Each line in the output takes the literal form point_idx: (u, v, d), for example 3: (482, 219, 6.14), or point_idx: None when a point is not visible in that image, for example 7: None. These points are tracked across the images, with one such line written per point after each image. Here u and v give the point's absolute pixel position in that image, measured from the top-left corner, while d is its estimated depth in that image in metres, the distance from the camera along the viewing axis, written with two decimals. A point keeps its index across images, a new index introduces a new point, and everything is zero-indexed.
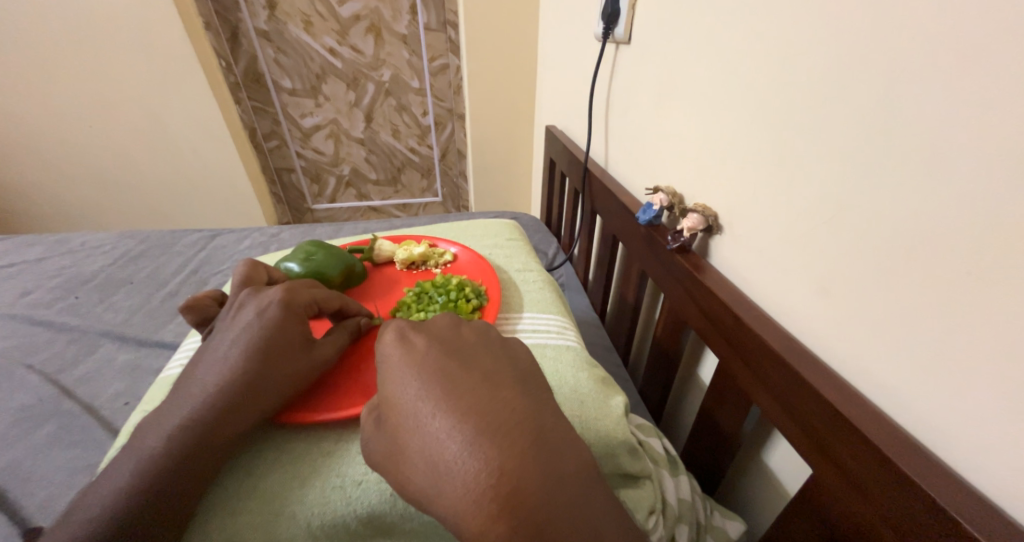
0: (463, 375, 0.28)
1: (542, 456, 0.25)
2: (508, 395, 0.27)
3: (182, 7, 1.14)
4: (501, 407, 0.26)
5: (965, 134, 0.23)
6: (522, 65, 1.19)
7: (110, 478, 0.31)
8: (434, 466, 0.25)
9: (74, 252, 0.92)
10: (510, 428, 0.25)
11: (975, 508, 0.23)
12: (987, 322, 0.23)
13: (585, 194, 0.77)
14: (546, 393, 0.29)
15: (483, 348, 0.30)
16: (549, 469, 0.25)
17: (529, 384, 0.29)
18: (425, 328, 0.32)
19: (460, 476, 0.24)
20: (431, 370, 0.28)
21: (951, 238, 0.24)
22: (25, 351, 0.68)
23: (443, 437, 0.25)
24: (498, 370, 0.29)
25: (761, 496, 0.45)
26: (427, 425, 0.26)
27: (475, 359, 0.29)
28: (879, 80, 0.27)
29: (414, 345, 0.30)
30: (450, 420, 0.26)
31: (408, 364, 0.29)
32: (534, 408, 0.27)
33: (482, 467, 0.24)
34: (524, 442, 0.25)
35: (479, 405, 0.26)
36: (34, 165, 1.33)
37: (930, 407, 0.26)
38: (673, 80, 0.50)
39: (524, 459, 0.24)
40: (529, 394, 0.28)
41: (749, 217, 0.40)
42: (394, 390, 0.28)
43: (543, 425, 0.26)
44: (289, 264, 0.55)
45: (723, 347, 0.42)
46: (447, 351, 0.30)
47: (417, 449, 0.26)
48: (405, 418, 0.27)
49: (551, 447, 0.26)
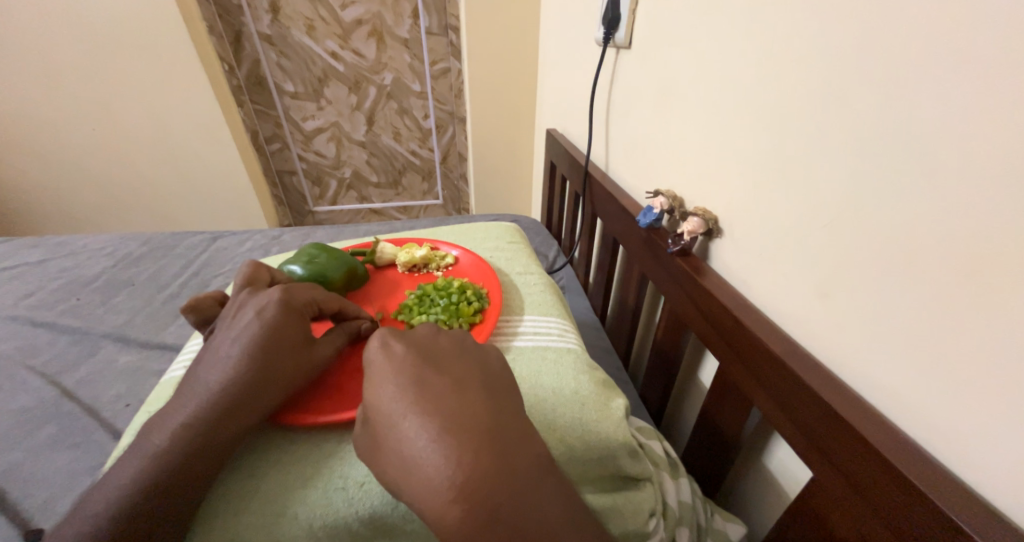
0: (437, 380, 0.28)
1: (505, 464, 0.25)
2: (478, 402, 0.27)
3: (186, 11, 1.15)
4: (471, 413, 0.26)
5: (961, 140, 0.23)
6: (523, 69, 1.20)
7: (116, 476, 0.32)
8: (405, 467, 0.25)
9: (76, 254, 0.92)
10: (477, 434, 0.25)
11: (977, 510, 0.23)
12: (984, 324, 0.23)
13: (586, 197, 0.77)
14: (516, 401, 0.30)
15: (459, 355, 0.31)
16: (510, 476, 0.25)
17: (500, 391, 0.29)
18: (407, 333, 0.32)
19: (427, 481, 0.24)
20: (406, 374, 0.28)
21: (950, 242, 0.24)
22: (27, 352, 0.68)
23: (413, 441, 0.25)
24: (471, 377, 0.29)
25: (762, 500, 0.45)
26: (399, 428, 0.26)
27: (451, 364, 0.30)
28: (877, 86, 0.27)
29: (393, 350, 0.30)
30: (421, 424, 0.26)
31: (386, 368, 0.29)
32: (499, 415, 0.27)
33: (448, 472, 0.24)
34: (489, 449, 0.25)
35: (450, 411, 0.26)
36: (38, 167, 1.34)
37: (930, 411, 0.26)
38: (674, 85, 0.50)
39: (488, 467, 0.25)
40: (499, 402, 0.28)
41: (749, 221, 0.40)
42: (373, 391, 0.28)
43: (509, 434, 0.27)
44: (291, 266, 0.55)
45: (724, 350, 0.42)
46: (425, 356, 0.30)
47: (390, 451, 0.26)
48: (381, 419, 0.27)
49: (512, 454, 0.26)
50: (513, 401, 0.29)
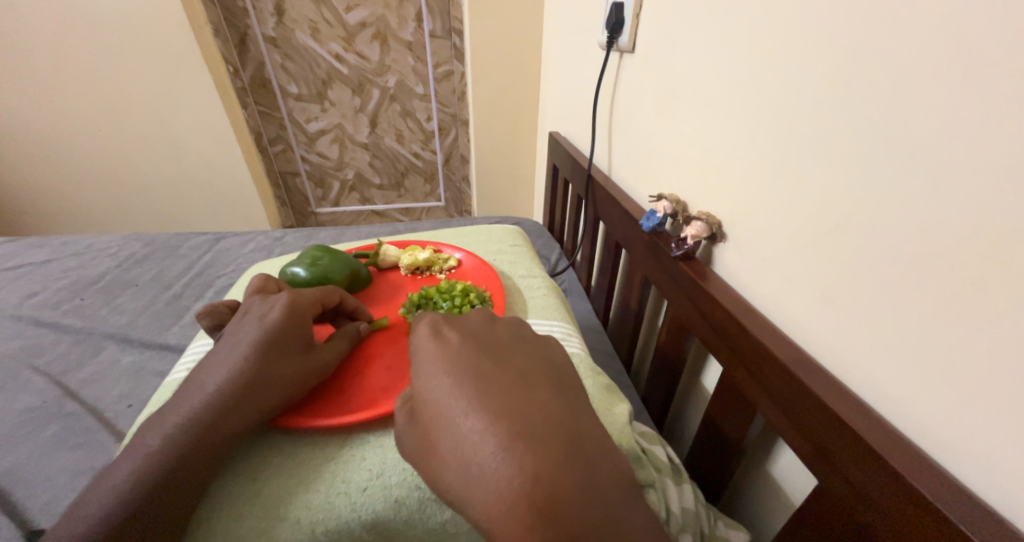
0: (494, 371, 0.29)
1: (575, 462, 0.25)
2: (540, 393, 0.28)
3: (192, 13, 1.16)
4: (534, 402, 0.27)
5: (970, 146, 0.23)
6: (526, 71, 1.20)
7: (111, 476, 0.32)
8: (467, 465, 0.25)
9: (80, 254, 0.93)
10: (543, 422, 0.26)
11: (980, 515, 0.23)
12: (990, 333, 0.23)
13: (588, 200, 0.77)
14: (575, 391, 0.30)
15: (513, 348, 0.32)
16: (581, 475, 0.24)
17: (559, 383, 0.30)
18: (459, 327, 0.34)
19: (492, 468, 0.24)
20: (464, 367, 0.29)
21: (956, 250, 0.24)
22: (30, 352, 0.68)
23: (476, 425, 0.26)
24: (532, 370, 0.30)
25: (767, 506, 0.44)
26: (460, 421, 0.26)
27: (508, 360, 0.30)
28: (885, 93, 0.27)
29: (448, 341, 0.32)
30: (484, 410, 0.26)
31: (443, 356, 0.30)
32: (565, 411, 0.27)
33: (514, 460, 0.24)
34: (554, 438, 0.25)
35: (514, 400, 0.27)
36: (42, 167, 1.34)
37: (935, 418, 0.26)
38: (677, 90, 0.50)
39: (556, 461, 0.24)
40: (557, 392, 0.29)
41: (752, 226, 0.40)
42: (428, 385, 0.29)
43: (574, 424, 0.27)
44: (295, 268, 0.55)
45: (726, 354, 0.42)
46: (479, 347, 0.31)
47: (450, 444, 0.26)
48: (439, 413, 0.27)
49: (583, 452, 0.26)
50: (573, 393, 0.30)
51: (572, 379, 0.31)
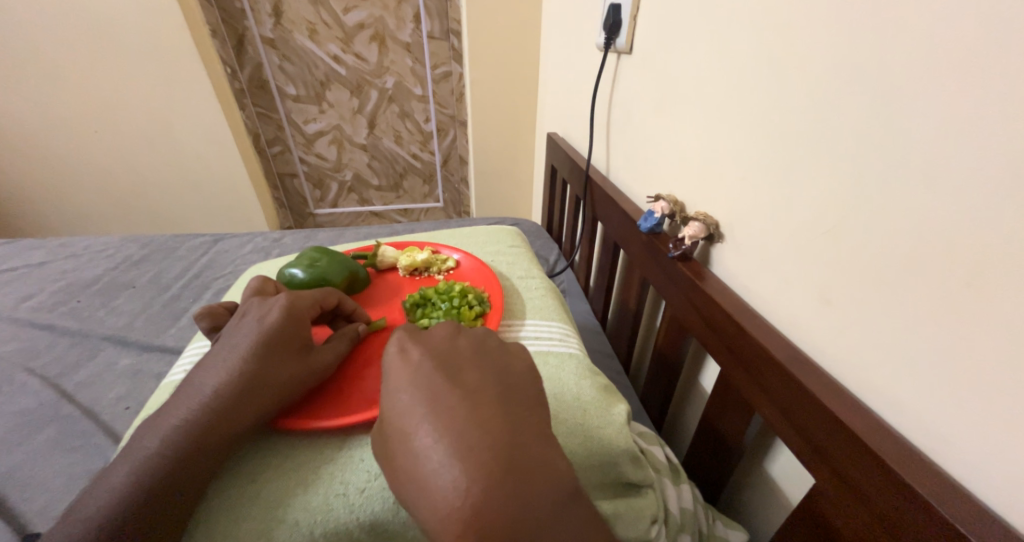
0: (447, 391, 0.28)
1: (511, 486, 0.24)
2: (489, 416, 0.26)
3: (190, 15, 1.16)
4: (479, 428, 0.26)
5: (966, 146, 0.23)
6: (524, 72, 1.20)
7: (109, 478, 0.32)
8: (414, 480, 0.26)
9: (77, 256, 0.92)
10: (485, 450, 0.25)
11: (976, 514, 0.23)
12: (986, 332, 0.23)
13: (586, 201, 0.77)
14: (531, 410, 0.28)
15: (475, 361, 0.30)
16: (517, 498, 0.24)
17: (514, 400, 0.28)
18: (423, 338, 0.32)
19: (436, 496, 0.24)
20: (419, 381, 0.28)
21: (952, 249, 0.24)
22: (27, 355, 0.68)
23: (424, 449, 0.26)
24: (488, 388, 0.28)
25: (765, 506, 0.44)
26: (409, 437, 0.26)
27: (464, 373, 0.29)
28: (880, 94, 0.27)
29: (409, 355, 0.31)
30: (433, 435, 0.26)
31: (401, 374, 0.29)
32: (512, 430, 0.26)
33: (456, 488, 0.24)
34: (496, 467, 0.24)
35: (460, 424, 0.26)
36: (40, 169, 1.34)
37: (932, 417, 0.26)
38: (674, 92, 0.50)
39: (490, 485, 0.24)
40: (509, 413, 0.27)
41: (749, 226, 0.40)
42: (387, 398, 0.29)
43: (520, 449, 0.25)
44: (292, 270, 0.55)
45: (724, 354, 0.42)
46: (441, 362, 0.30)
47: (402, 458, 0.27)
48: (394, 427, 0.28)
49: (523, 474, 0.25)
50: (528, 411, 0.28)
51: (537, 393, 0.30)
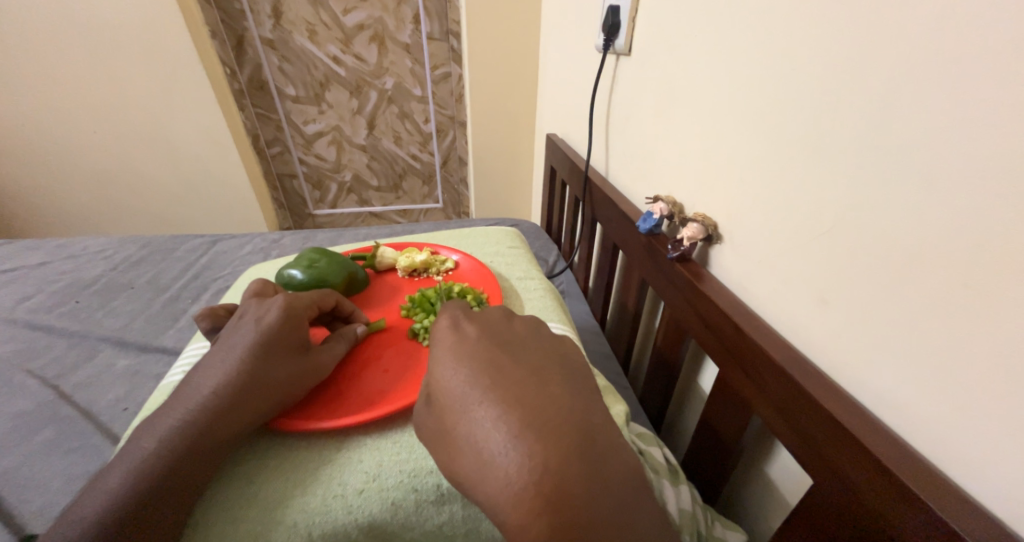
0: (508, 364, 0.29)
1: (587, 453, 0.25)
2: (550, 387, 0.28)
3: (190, 16, 1.16)
4: (542, 395, 0.27)
5: (966, 147, 0.23)
6: (524, 73, 1.20)
7: (105, 480, 0.31)
8: (480, 450, 0.26)
9: (76, 257, 0.92)
10: (557, 417, 0.26)
11: (972, 514, 0.23)
12: (984, 334, 0.23)
13: (585, 202, 0.77)
14: (586, 386, 0.30)
15: (530, 343, 0.32)
16: (591, 465, 0.25)
17: (570, 376, 0.30)
18: (479, 320, 0.34)
19: (498, 454, 0.25)
20: (482, 357, 0.30)
21: (950, 250, 0.24)
22: (25, 355, 0.68)
23: (484, 412, 0.27)
24: (547, 365, 0.30)
25: (763, 506, 0.44)
26: (476, 407, 0.27)
27: (524, 353, 0.31)
28: (879, 96, 0.27)
29: (466, 334, 0.32)
30: (494, 398, 0.27)
31: (463, 349, 0.31)
32: (580, 403, 0.28)
33: (518, 447, 0.25)
34: (560, 429, 0.25)
35: (528, 396, 0.27)
36: (38, 169, 1.34)
37: (930, 418, 0.26)
38: (673, 93, 0.50)
39: (568, 450, 0.25)
40: (568, 385, 0.29)
41: (748, 228, 0.40)
42: (446, 373, 0.30)
43: (582, 416, 0.27)
44: (291, 271, 0.55)
45: (723, 355, 0.42)
46: (497, 341, 0.32)
47: (465, 430, 0.27)
48: (456, 399, 0.28)
49: (596, 443, 0.26)
50: (584, 388, 0.30)
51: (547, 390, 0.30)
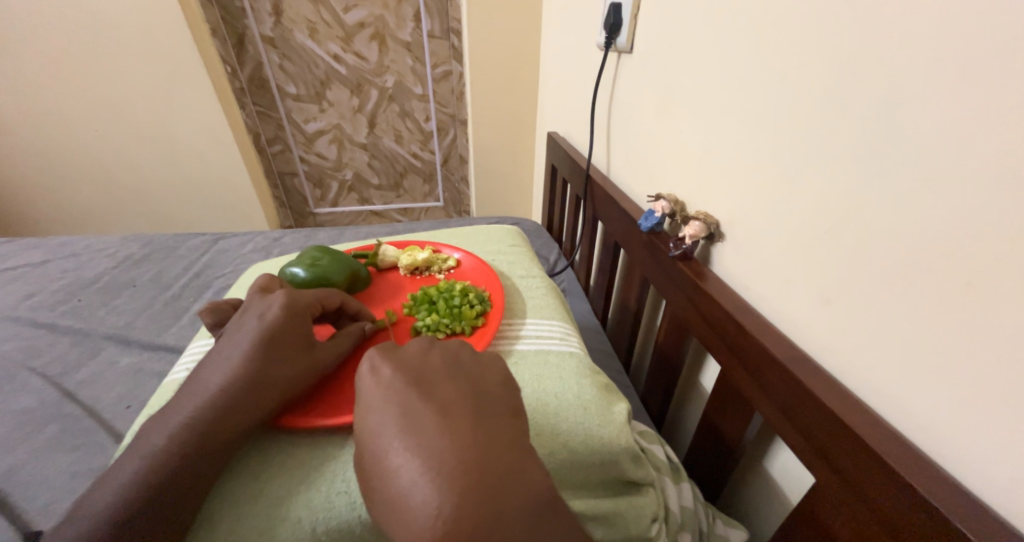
0: (421, 406, 0.26)
1: (490, 498, 0.23)
2: (462, 425, 0.25)
3: (191, 15, 1.16)
4: (451, 438, 0.24)
5: (969, 143, 0.23)
6: (525, 72, 1.20)
7: (116, 475, 0.32)
8: (392, 503, 0.24)
9: (78, 255, 0.92)
10: (461, 461, 0.23)
11: (978, 513, 0.23)
12: (985, 330, 0.23)
13: (586, 200, 0.77)
14: (506, 418, 0.27)
15: (448, 375, 0.29)
16: (496, 511, 0.23)
17: (487, 411, 0.27)
18: (395, 354, 0.30)
19: (411, 512, 0.23)
20: (391, 399, 0.27)
21: (951, 246, 0.24)
22: (28, 353, 0.68)
23: (398, 466, 0.24)
24: (460, 396, 0.27)
25: (765, 505, 0.44)
26: (385, 459, 0.25)
27: (438, 388, 0.28)
28: (881, 95, 0.27)
29: (380, 374, 0.29)
30: (406, 451, 0.25)
31: (372, 392, 0.28)
32: (489, 441, 0.25)
33: (431, 500, 0.23)
34: (472, 478, 0.23)
35: (434, 439, 0.25)
36: (39, 167, 1.34)
37: (932, 415, 0.26)
38: (675, 90, 0.50)
39: (468, 497, 0.22)
40: (485, 421, 0.26)
41: (750, 226, 0.40)
42: (361, 419, 0.28)
43: (495, 459, 0.24)
44: (294, 269, 0.55)
45: (724, 353, 0.42)
46: (412, 378, 0.28)
47: (379, 481, 0.25)
48: (370, 449, 0.26)
49: (501, 485, 0.23)
50: (503, 418, 0.27)
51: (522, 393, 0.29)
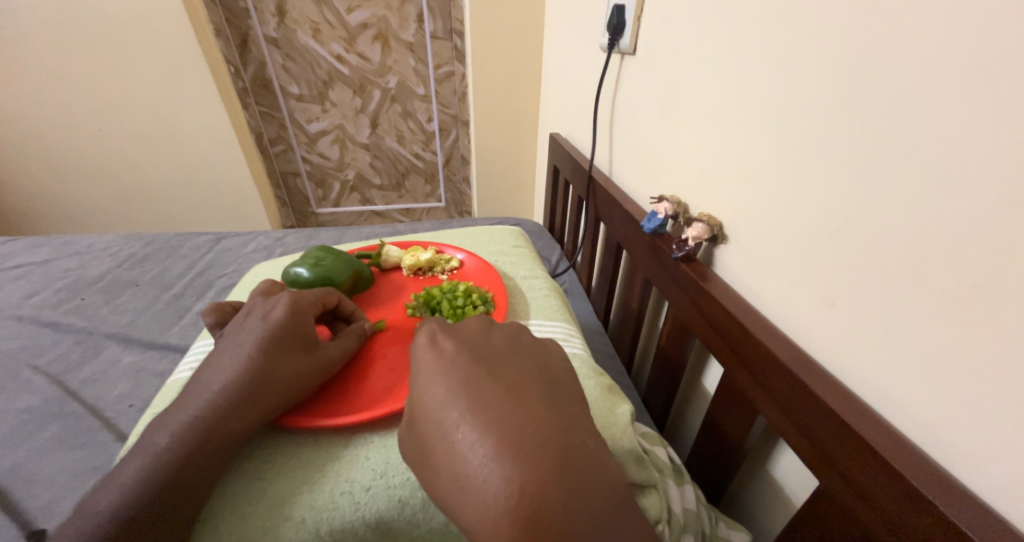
0: (489, 383, 0.27)
1: (568, 479, 0.24)
2: (533, 407, 0.26)
3: (195, 15, 1.16)
4: (525, 418, 0.25)
5: (971, 148, 0.23)
6: (528, 72, 1.20)
7: (117, 475, 0.32)
8: (457, 477, 0.25)
9: (81, 254, 0.93)
10: (536, 441, 0.24)
11: (984, 517, 0.23)
12: (990, 335, 0.23)
13: (589, 200, 0.77)
14: (576, 402, 0.28)
15: (512, 355, 0.30)
16: (573, 491, 0.24)
17: (556, 392, 0.28)
18: (457, 333, 0.31)
19: (485, 494, 0.24)
20: (459, 376, 0.28)
21: (961, 249, 0.24)
22: (31, 352, 0.68)
23: (467, 443, 0.25)
24: (526, 376, 0.28)
25: (768, 506, 0.44)
26: (453, 435, 0.26)
27: (504, 367, 0.28)
28: (887, 99, 0.27)
29: (444, 352, 0.30)
30: (478, 429, 0.25)
31: (436, 368, 0.29)
32: (560, 423, 0.26)
33: (507, 479, 0.23)
34: (546, 457, 0.24)
35: (508, 418, 0.25)
36: (41, 166, 1.34)
37: (938, 420, 0.26)
38: (679, 92, 0.50)
39: (547, 478, 0.23)
40: (556, 403, 0.27)
41: (754, 228, 0.40)
42: (424, 393, 0.28)
43: (569, 439, 0.25)
44: (299, 269, 0.55)
45: (728, 354, 0.42)
46: (478, 359, 0.29)
47: (443, 455, 0.26)
48: (432, 424, 0.27)
49: (575, 465, 0.24)
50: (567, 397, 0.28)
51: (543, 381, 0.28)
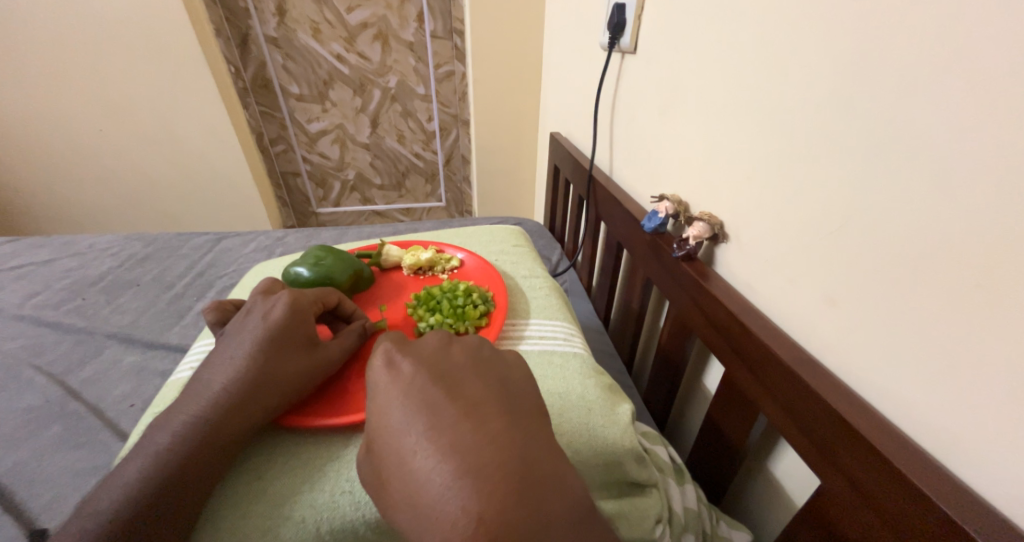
0: (446, 404, 0.26)
1: (529, 506, 0.23)
2: (493, 428, 0.25)
3: (195, 15, 1.16)
4: (485, 442, 0.24)
5: (973, 146, 0.23)
6: (528, 72, 1.20)
7: (120, 474, 0.32)
8: (416, 504, 0.24)
9: (82, 254, 0.93)
10: (495, 467, 0.23)
11: (987, 517, 0.23)
12: (993, 335, 0.23)
13: (589, 200, 0.77)
14: (540, 422, 0.27)
15: (471, 372, 0.28)
16: (534, 518, 0.23)
17: (520, 412, 0.27)
18: (414, 349, 0.30)
19: (443, 522, 0.23)
20: (417, 397, 0.27)
21: (963, 248, 0.24)
22: (33, 351, 0.68)
23: (426, 469, 0.24)
24: (487, 395, 0.27)
25: (769, 505, 0.44)
26: (411, 461, 0.25)
27: (464, 386, 0.27)
28: (888, 97, 0.27)
29: (401, 371, 0.28)
30: (436, 454, 0.24)
31: (392, 390, 0.27)
32: (522, 446, 0.25)
33: (465, 507, 0.22)
34: (506, 483, 0.23)
35: (466, 441, 0.24)
36: (42, 166, 1.34)
37: (940, 420, 0.26)
38: (679, 91, 0.50)
39: (507, 505, 0.22)
40: (519, 425, 0.26)
41: (755, 227, 0.40)
42: (382, 416, 0.27)
43: (531, 463, 0.24)
44: (299, 268, 0.55)
45: (728, 353, 0.42)
46: (436, 377, 0.28)
47: (402, 482, 0.25)
48: (391, 448, 0.26)
49: (538, 491, 0.23)
50: (530, 418, 0.27)
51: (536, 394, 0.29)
